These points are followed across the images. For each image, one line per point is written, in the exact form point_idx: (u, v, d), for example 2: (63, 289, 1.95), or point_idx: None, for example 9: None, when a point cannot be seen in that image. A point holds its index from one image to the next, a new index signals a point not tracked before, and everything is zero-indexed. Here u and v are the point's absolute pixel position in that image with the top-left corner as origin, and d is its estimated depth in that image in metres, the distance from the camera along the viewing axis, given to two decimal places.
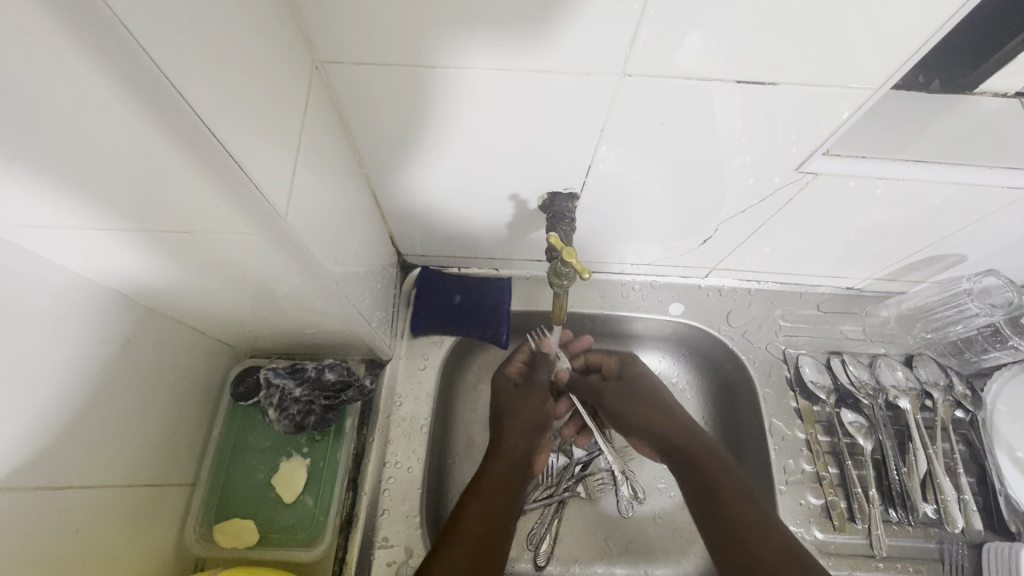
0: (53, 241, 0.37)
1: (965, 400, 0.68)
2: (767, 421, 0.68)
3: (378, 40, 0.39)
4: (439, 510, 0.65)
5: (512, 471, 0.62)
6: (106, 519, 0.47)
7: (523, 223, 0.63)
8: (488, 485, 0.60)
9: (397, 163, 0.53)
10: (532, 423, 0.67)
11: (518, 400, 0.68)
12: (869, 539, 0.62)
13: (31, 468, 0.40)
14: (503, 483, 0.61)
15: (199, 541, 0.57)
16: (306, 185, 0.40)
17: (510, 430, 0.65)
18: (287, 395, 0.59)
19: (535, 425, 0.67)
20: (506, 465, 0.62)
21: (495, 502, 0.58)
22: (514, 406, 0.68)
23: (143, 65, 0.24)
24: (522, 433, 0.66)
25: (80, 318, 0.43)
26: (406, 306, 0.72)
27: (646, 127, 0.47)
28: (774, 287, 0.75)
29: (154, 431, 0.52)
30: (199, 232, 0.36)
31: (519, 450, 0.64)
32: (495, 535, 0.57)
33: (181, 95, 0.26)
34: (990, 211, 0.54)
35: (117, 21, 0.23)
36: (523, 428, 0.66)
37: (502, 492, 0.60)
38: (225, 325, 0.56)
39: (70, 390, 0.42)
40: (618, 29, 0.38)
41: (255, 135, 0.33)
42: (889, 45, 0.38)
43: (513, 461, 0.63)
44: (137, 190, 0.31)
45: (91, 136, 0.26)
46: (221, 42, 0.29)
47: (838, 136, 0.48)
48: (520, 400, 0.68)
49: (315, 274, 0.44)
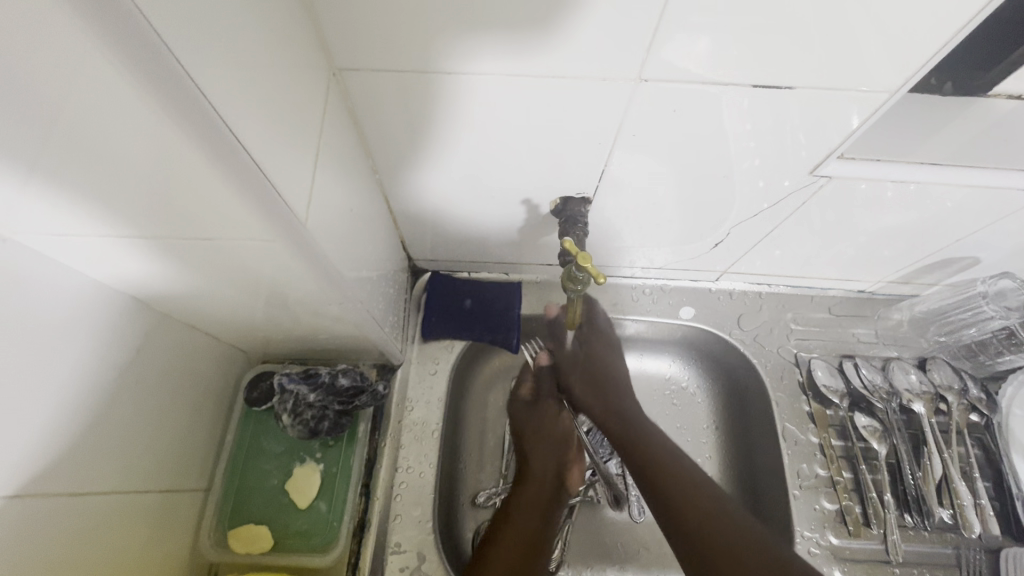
0: (71, 245, 0.37)
1: (980, 404, 0.68)
2: (780, 425, 0.67)
3: (397, 48, 0.40)
4: (452, 535, 0.64)
5: (540, 501, 0.64)
6: (123, 525, 0.47)
7: (534, 228, 0.63)
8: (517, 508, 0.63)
9: (409, 167, 0.54)
10: (553, 443, 0.68)
11: (535, 422, 0.69)
12: (885, 545, 0.61)
13: (48, 475, 0.40)
14: (532, 510, 0.63)
15: (214, 547, 0.58)
16: (324, 188, 0.41)
17: (535, 455, 0.66)
18: (301, 401, 0.60)
19: (556, 444, 0.67)
20: (531, 501, 0.63)
21: (525, 527, 0.61)
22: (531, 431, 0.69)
23: (178, 78, 0.25)
24: (545, 456, 0.66)
25: (99, 326, 0.43)
26: (416, 311, 0.72)
27: (658, 124, 0.46)
28: (785, 290, 0.74)
29: (169, 435, 0.53)
30: (219, 239, 0.36)
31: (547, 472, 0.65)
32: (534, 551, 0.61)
33: (215, 111, 0.27)
34: (1006, 212, 0.53)
35: (156, 36, 0.23)
36: (545, 455, 0.67)
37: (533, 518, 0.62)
38: (239, 330, 0.56)
39: (86, 397, 0.43)
40: (635, 29, 0.37)
41: (275, 146, 0.33)
42: (904, 49, 0.38)
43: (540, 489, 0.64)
44: (159, 198, 0.31)
45: (115, 144, 0.27)
46: (243, 50, 0.29)
47: (853, 140, 0.48)
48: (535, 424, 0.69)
49: (330, 279, 0.44)
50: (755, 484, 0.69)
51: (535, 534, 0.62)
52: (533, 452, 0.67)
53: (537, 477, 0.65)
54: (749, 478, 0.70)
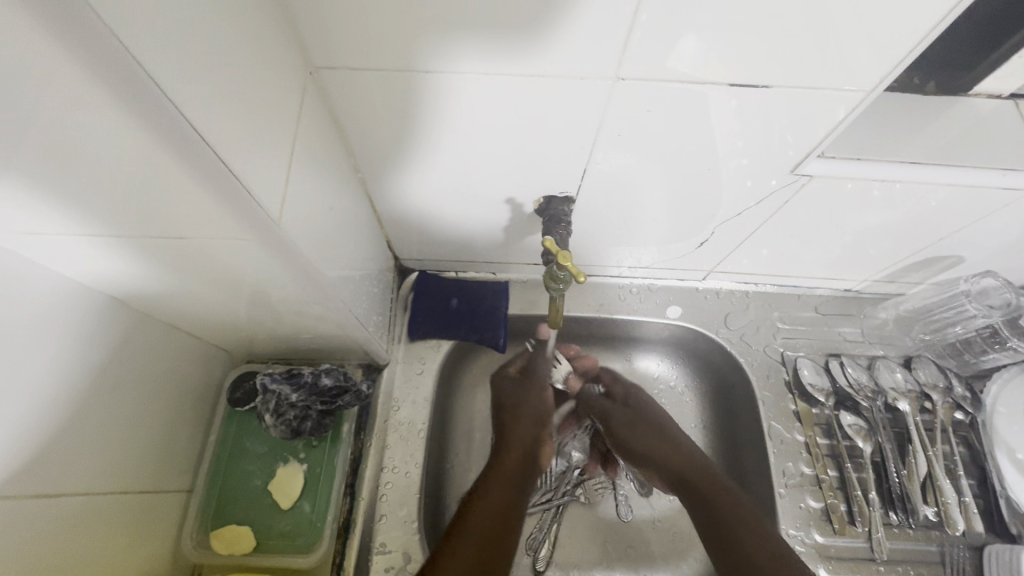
0: (43, 245, 0.36)
1: (964, 402, 0.68)
2: (766, 424, 0.68)
3: (376, 47, 0.40)
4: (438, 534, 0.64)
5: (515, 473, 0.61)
6: (102, 527, 0.47)
7: (519, 228, 0.63)
8: (495, 477, 0.60)
9: (393, 167, 0.54)
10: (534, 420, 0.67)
11: (522, 395, 0.69)
12: (870, 543, 0.61)
13: (21, 476, 0.39)
14: (508, 480, 0.60)
15: (196, 548, 0.57)
16: (301, 188, 0.41)
17: (513, 427, 0.66)
18: (283, 401, 0.60)
19: (538, 420, 0.67)
20: (508, 461, 0.62)
21: (499, 498, 0.57)
22: (515, 401, 0.69)
23: (141, 82, 0.25)
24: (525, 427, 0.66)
25: (77, 326, 0.43)
26: (403, 311, 0.72)
27: (636, 123, 0.46)
28: (772, 289, 0.75)
29: (150, 437, 0.52)
30: (193, 238, 0.36)
31: (523, 444, 0.65)
32: (502, 532, 0.55)
33: (183, 116, 0.27)
34: (988, 211, 0.53)
35: (118, 43, 0.23)
36: (525, 426, 0.66)
37: (510, 482, 0.60)
38: (223, 331, 0.56)
39: (62, 397, 0.42)
40: (611, 29, 0.37)
41: (248, 144, 0.33)
42: (879, 48, 0.38)
43: (515, 459, 0.63)
44: (130, 198, 0.31)
45: (80, 142, 0.26)
46: (213, 49, 0.29)
47: (833, 138, 0.48)
48: (521, 394, 0.69)
49: (311, 278, 0.44)
50: (742, 483, 0.69)
51: (509, 506, 0.57)
52: (515, 422, 0.66)
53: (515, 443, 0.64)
54: (736, 477, 0.70)
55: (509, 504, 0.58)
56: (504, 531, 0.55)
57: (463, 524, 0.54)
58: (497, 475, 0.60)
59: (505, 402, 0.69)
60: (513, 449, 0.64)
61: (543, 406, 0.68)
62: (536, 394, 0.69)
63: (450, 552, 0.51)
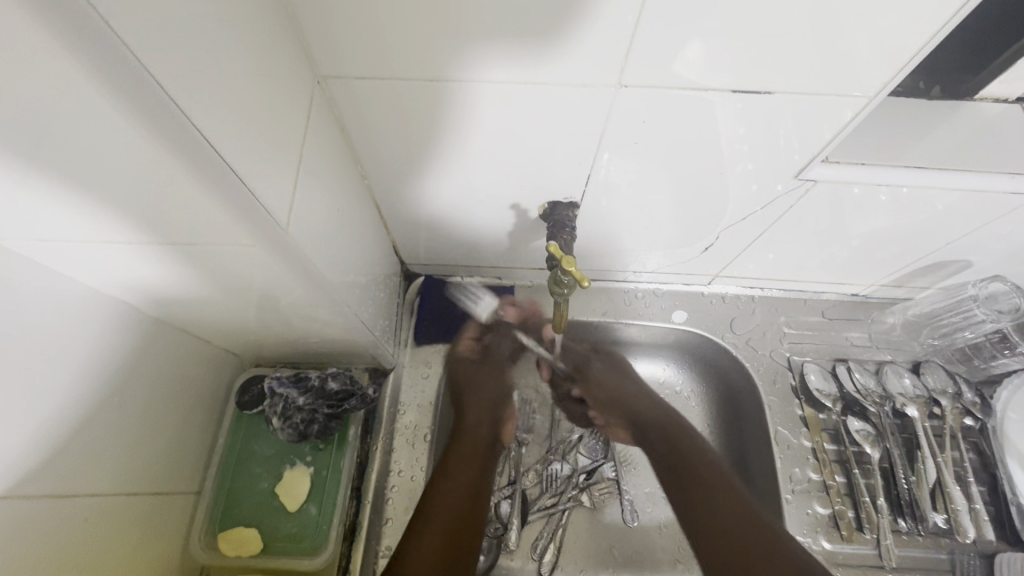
0: (58, 252, 0.37)
1: (974, 408, 0.67)
2: (773, 429, 0.67)
3: (385, 57, 0.40)
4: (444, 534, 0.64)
5: (476, 457, 0.62)
6: (112, 528, 0.47)
7: (524, 233, 0.64)
8: (457, 464, 0.61)
9: (400, 175, 0.54)
10: (491, 397, 0.69)
11: (474, 377, 0.70)
12: (878, 549, 0.61)
13: (35, 479, 0.40)
14: (470, 465, 0.61)
15: (205, 550, 0.58)
16: (309, 193, 0.41)
17: (469, 410, 0.67)
18: (290, 404, 0.61)
19: (494, 398, 0.69)
20: (474, 443, 0.63)
21: (465, 485, 0.59)
22: (471, 383, 0.69)
23: (153, 94, 0.25)
24: (482, 411, 0.67)
25: (90, 331, 0.44)
26: (409, 315, 0.73)
27: (632, 128, 0.47)
28: (778, 293, 0.74)
29: (162, 439, 0.53)
30: (204, 244, 0.37)
31: (488, 425, 0.66)
32: (471, 518, 0.57)
33: (193, 126, 0.28)
34: (994, 216, 0.53)
35: (131, 56, 0.24)
36: (483, 402, 0.68)
37: (473, 469, 0.61)
38: (233, 335, 0.57)
39: (75, 402, 0.43)
40: (616, 38, 0.38)
41: (253, 150, 0.33)
42: (888, 49, 0.38)
43: (480, 439, 0.64)
44: (145, 206, 0.32)
45: (95, 153, 0.27)
46: (223, 61, 0.30)
47: (837, 143, 0.48)
48: (480, 377, 0.70)
49: (317, 284, 0.45)
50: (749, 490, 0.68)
51: (474, 492, 0.59)
52: (472, 403, 0.67)
53: (478, 418, 0.66)
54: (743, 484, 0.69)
55: (474, 490, 0.59)
56: (469, 517, 0.57)
57: (429, 510, 0.56)
58: (458, 460, 0.61)
59: (462, 382, 0.69)
60: (473, 435, 0.64)
61: (500, 381, 0.70)
62: (494, 372, 0.71)
63: (412, 551, 0.52)
